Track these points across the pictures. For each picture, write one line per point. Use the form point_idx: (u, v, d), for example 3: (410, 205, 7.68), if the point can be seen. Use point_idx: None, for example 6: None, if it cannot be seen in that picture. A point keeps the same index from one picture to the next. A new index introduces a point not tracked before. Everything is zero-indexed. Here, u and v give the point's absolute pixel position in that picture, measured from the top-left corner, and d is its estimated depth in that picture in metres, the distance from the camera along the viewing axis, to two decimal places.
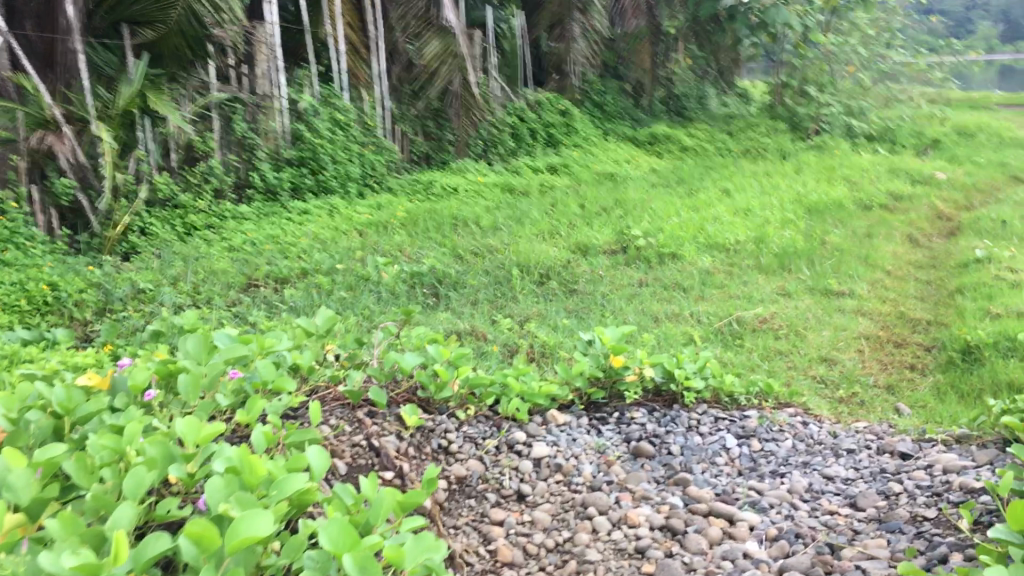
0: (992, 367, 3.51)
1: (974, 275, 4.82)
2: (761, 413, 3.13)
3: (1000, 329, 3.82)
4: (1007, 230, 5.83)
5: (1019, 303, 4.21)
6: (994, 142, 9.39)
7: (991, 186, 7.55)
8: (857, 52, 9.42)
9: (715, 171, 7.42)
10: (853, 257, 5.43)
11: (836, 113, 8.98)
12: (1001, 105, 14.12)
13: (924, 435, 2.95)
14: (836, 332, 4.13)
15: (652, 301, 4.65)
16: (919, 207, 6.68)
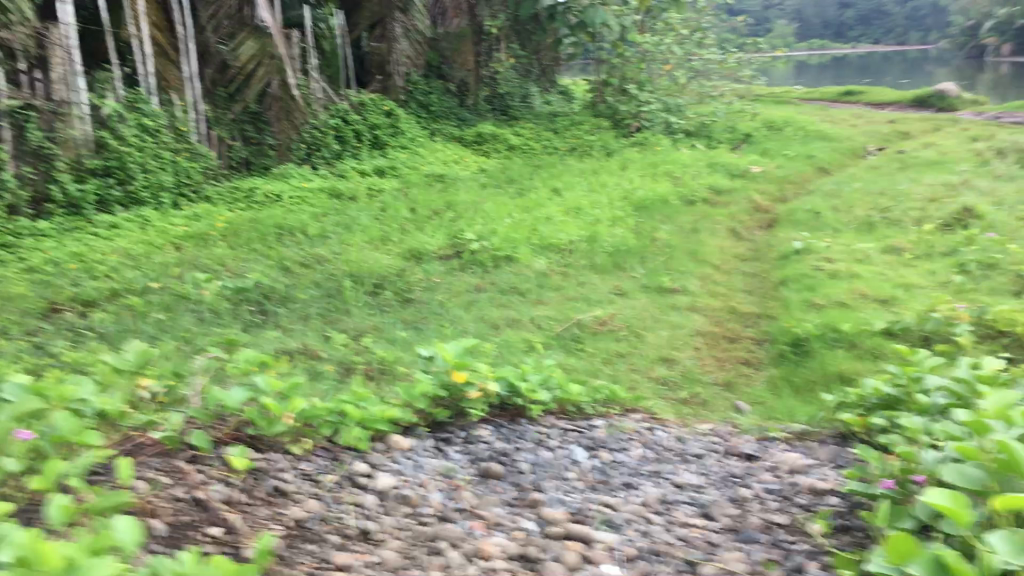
0: (821, 358, 3.60)
1: (795, 266, 4.99)
2: (608, 422, 3.08)
3: (825, 321, 3.93)
4: (819, 220, 6.09)
5: (839, 292, 4.37)
6: (800, 134, 9.88)
7: (801, 178, 7.91)
8: (672, 51, 9.69)
9: (544, 171, 7.42)
10: (682, 254, 5.52)
11: (656, 110, 9.23)
12: (802, 100, 14.97)
13: (765, 435, 2.97)
14: (672, 331, 4.16)
15: (490, 308, 4.55)
16: (739, 201, 6.91)
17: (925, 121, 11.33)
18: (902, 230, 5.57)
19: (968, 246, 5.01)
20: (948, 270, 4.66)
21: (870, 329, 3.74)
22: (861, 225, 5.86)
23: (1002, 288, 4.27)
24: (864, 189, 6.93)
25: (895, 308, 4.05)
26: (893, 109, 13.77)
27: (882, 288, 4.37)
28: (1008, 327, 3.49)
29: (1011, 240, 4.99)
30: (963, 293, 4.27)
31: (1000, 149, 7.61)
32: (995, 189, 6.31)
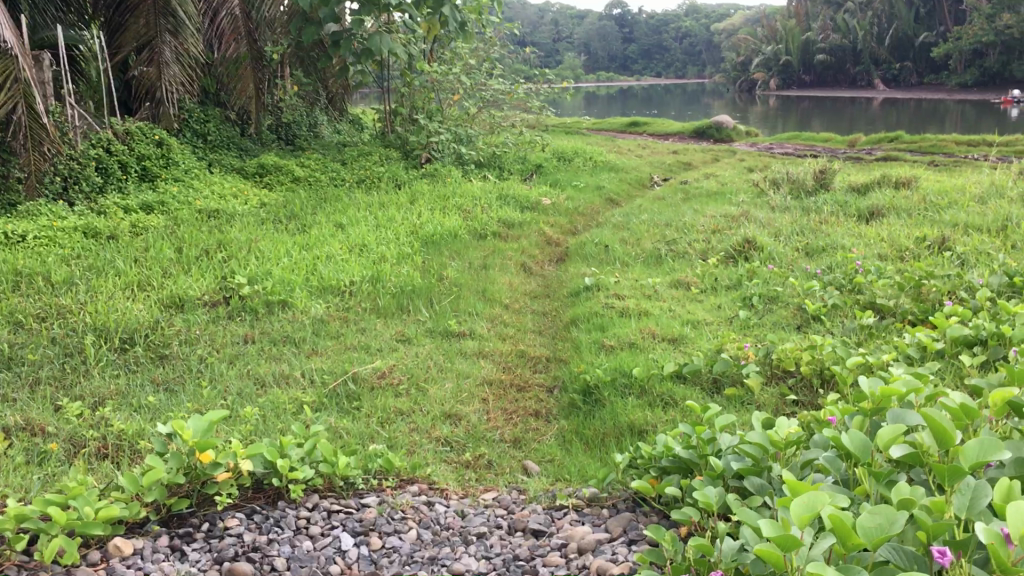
0: (612, 407, 3.37)
1: (586, 304, 4.81)
2: (380, 500, 2.70)
3: (616, 365, 3.73)
4: (608, 254, 5.99)
5: (629, 332, 4.20)
6: (590, 165, 9.93)
7: (591, 210, 7.87)
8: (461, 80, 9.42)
9: (327, 204, 6.98)
10: (471, 292, 5.24)
11: (445, 141, 8.86)
12: (591, 130, 15.29)
13: (555, 503, 2.69)
14: (458, 381, 3.84)
15: (257, 363, 4.06)
16: (529, 234, 6.76)
17: (705, 151, 11.74)
18: (689, 264, 5.55)
19: (752, 279, 5.02)
20: (733, 304, 4.62)
21: (660, 372, 3.57)
22: (650, 258, 5.81)
23: (784, 322, 4.26)
24: (652, 221, 6.94)
25: (685, 348, 3.92)
26: (675, 140, 14.26)
27: (672, 326, 4.25)
28: (794, 366, 3.41)
29: (790, 273, 5.05)
30: (749, 329, 4.22)
31: (775, 180, 7.87)
32: (773, 220, 6.45)
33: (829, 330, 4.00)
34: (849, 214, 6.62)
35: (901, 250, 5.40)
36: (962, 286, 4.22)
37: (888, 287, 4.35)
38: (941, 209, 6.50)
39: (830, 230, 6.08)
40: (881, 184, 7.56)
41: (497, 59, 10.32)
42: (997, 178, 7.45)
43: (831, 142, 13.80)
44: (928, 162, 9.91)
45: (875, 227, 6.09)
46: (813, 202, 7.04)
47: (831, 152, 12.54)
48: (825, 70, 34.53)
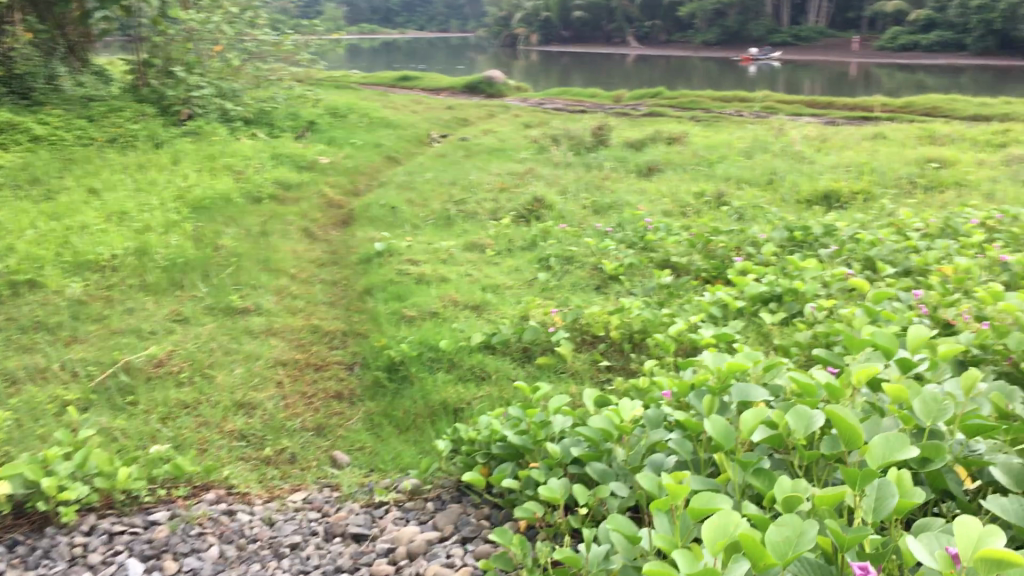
0: (421, 385, 3.16)
1: (379, 271, 4.55)
2: (172, 514, 2.36)
3: (420, 338, 3.50)
4: (396, 216, 5.74)
5: (429, 301, 3.98)
6: (365, 121, 9.56)
7: (371, 169, 7.56)
8: (222, 31, 8.63)
9: (76, 167, 6.22)
10: (251, 263, 4.82)
11: (208, 95, 8.26)
12: (361, 84, 14.82)
13: (373, 499, 2.45)
14: (248, 366, 3.48)
15: (4, 356, 3.49)
16: (308, 197, 6.37)
17: (480, 107, 11.65)
18: (480, 225, 5.41)
19: (546, 240, 4.95)
20: (530, 267, 4.52)
21: (468, 344, 3.39)
22: (440, 219, 5.61)
23: (583, 284, 4.20)
24: (436, 180, 6.74)
25: (489, 317, 3.76)
26: (448, 95, 14.10)
27: (472, 293, 4.08)
28: (604, 331, 3.33)
29: (583, 232, 5.03)
30: (550, 292, 4.13)
31: (555, 136, 7.89)
32: (558, 178, 6.43)
33: (629, 290, 3.98)
34: (629, 169, 6.72)
35: (683, 205, 5.52)
36: (747, 241, 4.34)
37: (680, 245, 4.40)
38: (713, 163, 6.74)
39: (614, 186, 6.15)
40: (655, 139, 7.76)
41: (260, 7, 9.63)
42: (758, 133, 7.85)
43: (598, 97, 14.15)
44: (690, 117, 10.34)
45: (656, 183, 6.21)
46: (594, 158, 7.11)
47: (599, 107, 12.85)
48: (583, 27, 35.57)
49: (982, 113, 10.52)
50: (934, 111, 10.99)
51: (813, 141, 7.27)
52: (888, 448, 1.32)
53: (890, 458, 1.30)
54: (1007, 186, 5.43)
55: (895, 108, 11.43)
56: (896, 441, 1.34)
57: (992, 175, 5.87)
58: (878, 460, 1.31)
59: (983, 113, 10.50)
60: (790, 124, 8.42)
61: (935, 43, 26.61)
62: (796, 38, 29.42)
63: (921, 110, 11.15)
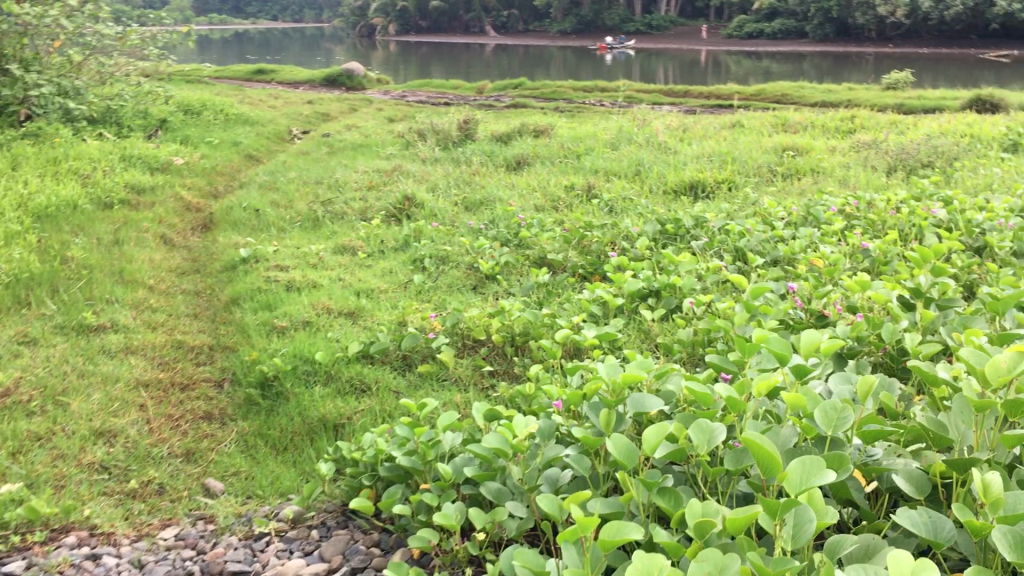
0: (297, 401, 3.01)
1: (245, 279, 4.34)
2: (28, 564, 2.15)
3: (292, 351, 3.34)
4: (260, 219, 5.49)
5: (301, 309, 3.81)
6: (220, 118, 9.16)
7: (230, 169, 7.25)
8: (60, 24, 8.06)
9: None
10: (105, 275, 4.51)
11: (48, 94, 7.66)
12: (213, 79, 14.26)
13: (253, 531, 2.30)
14: (107, 390, 3.23)
15: None
16: (163, 201, 6.03)
17: (341, 101, 11.37)
18: (350, 226, 5.25)
19: (418, 240, 4.84)
20: (404, 268, 4.41)
21: (345, 354, 3.25)
22: (307, 221, 5.41)
23: (458, 285, 4.12)
24: (300, 179, 6.51)
25: (365, 324, 3.63)
26: (306, 89, 13.73)
27: (345, 300, 3.94)
28: (485, 335, 3.27)
29: (456, 230, 4.94)
30: (426, 295, 4.03)
31: (421, 131, 7.76)
32: (427, 174, 6.32)
33: (507, 291, 3.92)
34: (497, 163, 6.67)
35: (554, 199, 5.51)
36: (620, 236, 4.35)
37: (555, 241, 4.38)
38: (580, 156, 6.77)
39: (483, 182, 6.09)
40: (521, 133, 7.75)
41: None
42: (622, 124, 7.94)
43: (460, 89, 14.07)
44: (552, 108, 10.40)
45: (526, 177, 6.18)
46: (462, 153, 7.03)
47: (462, 99, 12.79)
48: (440, 17, 35.40)
49: (828, 100, 11.01)
50: (784, 98, 11.43)
51: (676, 131, 7.41)
52: (806, 474, 1.26)
53: (806, 486, 1.25)
54: (859, 172, 5.67)
55: (748, 96, 11.84)
56: (812, 465, 1.28)
57: (844, 161, 6.12)
58: (796, 487, 1.25)
59: (829, 100, 11.00)
60: (652, 114, 8.57)
61: (778, 31, 27.79)
62: (649, 27, 30.15)
63: (772, 98, 11.59)
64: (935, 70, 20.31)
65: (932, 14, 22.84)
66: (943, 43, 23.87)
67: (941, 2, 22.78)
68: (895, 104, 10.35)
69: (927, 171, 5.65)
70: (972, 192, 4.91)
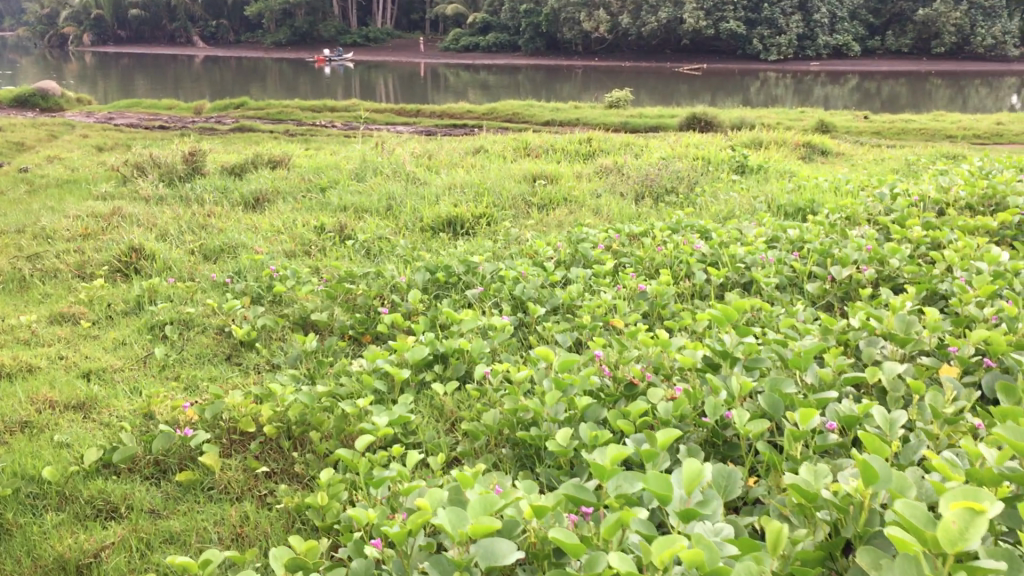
0: (21, 534, 2.41)
1: None
2: None
3: (9, 469, 2.70)
4: None
5: (15, 406, 3.13)
6: None
7: None
8: None
9: None
10: None
11: None
12: None
13: None
14: None
15: None
16: None
17: (38, 127, 10.10)
18: (66, 287, 4.51)
19: (154, 301, 4.24)
20: (141, 339, 3.81)
21: (80, 467, 2.68)
22: (11, 283, 4.59)
23: (209, 356, 3.61)
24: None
25: (101, 419, 3.04)
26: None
27: (72, 387, 3.30)
28: (254, 427, 2.83)
29: (197, 285, 4.38)
30: (172, 372, 3.48)
31: (138, 163, 6.95)
32: (153, 217, 5.63)
33: (270, 361, 3.48)
34: (234, 201, 6.09)
35: (305, 243, 5.08)
36: (387, 287, 4.03)
37: (317, 296, 3.97)
38: (323, 189, 6.35)
39: (221, 224, 5.51)
40: (255, 165, 7.18)
41: None
42: (365, 152, 7.59)
43: (176, 110, 13.02)
44: (283, 133, 9.81)
45: (268, 217, 5.67)
46: (191, 190, 6.35)
47: (181, 120, 11.84)
48: (143, 26, 33.10)
49: (557, 119, 11.27)
50: (515, 118, 11.59)
51: (421, 158, 7.19)
52: None
53: None
54: (610, 200, 5.72)
55: (480, 115, 11.89)
56: None
57: (593, 188, 6.16)
58: None
59: (558, 118, 11.27)
60: (393, 139, 8.29)
61: (493, 44, 28.47)
62: (366, 40, 29.90)
63: (504, 117, 11.71)
64: (641, 83, 21.60)
65: (632, 29, 24.34)
66: (643, 57, 25.55)
67: (638, 19, 24.36)
68: (619, 123, 10.79)
69: (672, 197, 5.79)
70: (719, 220, 5.07)
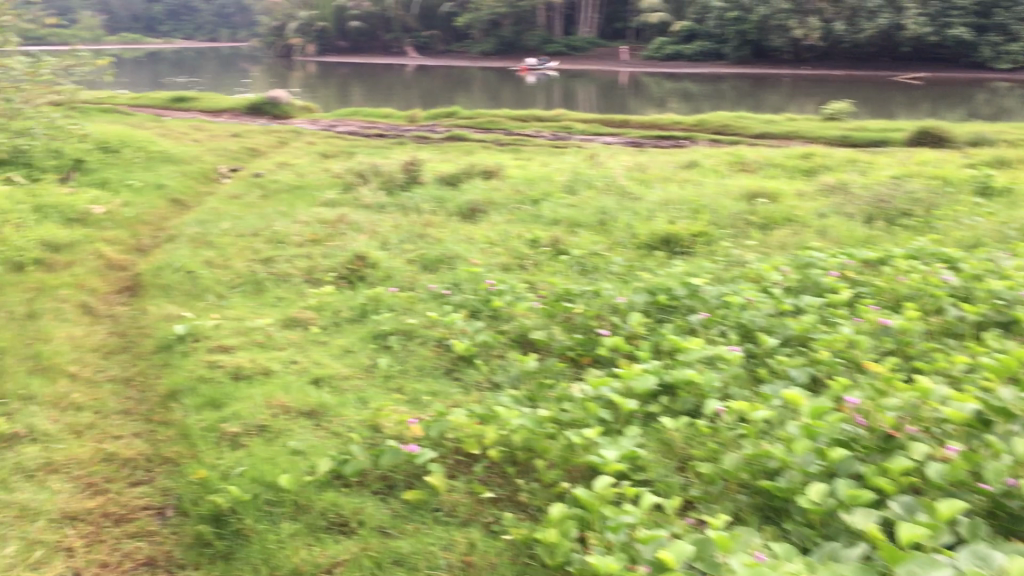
0: (261, 541, 2.49)
1: (184, 365, 3.75)
2: None
3: (250, 474, 2.80)
4: (193, 281, 4.89)
5: (254, 410, 3.26)
6: (142, 157, 8.16)
7: (155, 217, 6.47)
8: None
9: None
10: (18, 361, 3.79)
11: None
12: (128, 108, 13.40)
13: None
14: (22, 531, 2.61)
15: None
16: (83, 259, 5.25)
17: (270, 133, 10.76)
18: (296, 291, 4.71)
19: (377, 310, 4.34)
20: (366, 347, 3.90)
21: (313, 477, 2.75)
22: (248, 285, 4.84)
23: (430, 369, 3.63)
24: (235, 231, 5.91)
25: (331, 428, 3.11)
26: (228, 119, 12.99)
27: (305, 393, 3.40)
28: (479, 449, 2.80)
29: (417, 296, 4.45)
30: (396, 383, 3.53)
31: (361, 172, 7.22)
32: (375, 226, 5.80)
33: (490, 379, 3.46)
34: (450, 211, 6.20)
35: (520, 256, 5.07)
36: (607, 307, 3.93)
37: (535, 313, 3.94)
38: (536, 202, 6.35)
39: (439, 234, 5.61)
40: (470, 174, 7.29)
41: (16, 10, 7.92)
42: (577, 164, 7.55)
43: (392, 118, 13.52)
44: (494, 142, 9.96)
45: (483, 228, 5.72)
46: (409, 199, 6.51)
47: (397, 128, 12.30)
48: (360, 37, 34.87)
49: (770, 131, 10.85)
50: (725, 130, 11.25)
51: (634, 172, 7.06)
52: None
53: None
54: (836, 222, 5.38)
55: (689, 126, 11.63)
56: None
57: (818, 208, 5.82)
58: None
59: (771, 131, 10.85)
60: (605, 152, 8.22)
61: (698, 53, 27.92)
62: (570, 49, 30.12)
63: (714, 128, 11.40)
64: (856, 92, 20.50)
65: (846, 37, 23.18)
66: (858, 66, 24.28)
67: (854, 26, 23.21)
68: (836, 137, 10.23)
69: (907, 220, 5.37)
70: (965, 248, 4.64)
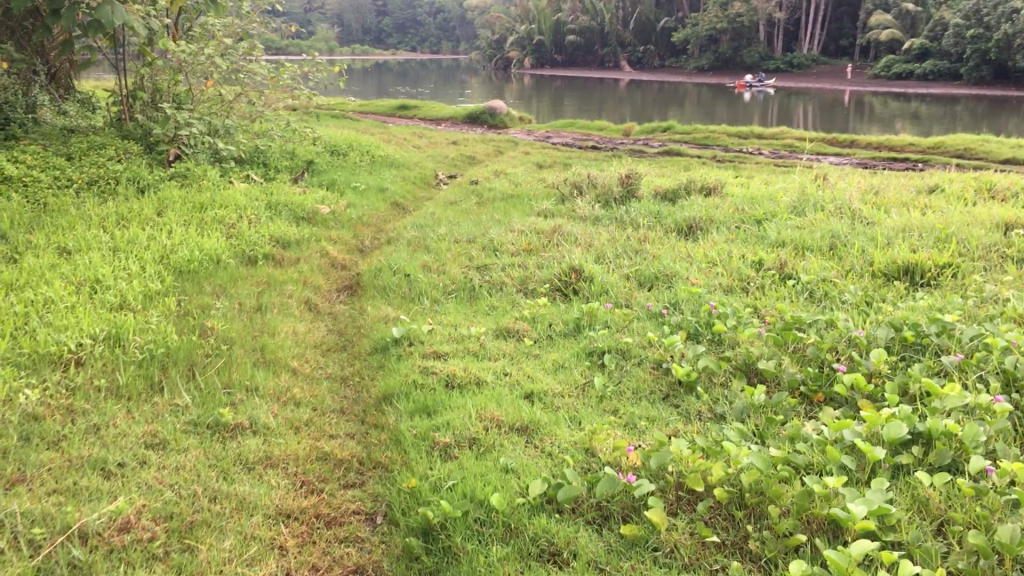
0: (470, 561, 2.37)
1: (398, 369, 3.73)
2: None
3: (461, 489, 2.69)
4: (410, 284, 4.93)
5: (465, 421, 3.18)
6: (366, 160, 8.44)
7: (377, 220, 6.64)
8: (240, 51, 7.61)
9: (37, 206, 5.20)
10: (245, 352, 3.90)
11: (198, 133, 6.88)
12: (356, 114, 14.03)
13: None
14: (239, 524, 2.61)
15: None
16: (309, 256, 5.43)
17: (486, 142, 10.91)
18: (510, 301, 4.64)
19: (592, 325, 4.18)
20: (580, 364, 3.75)
21: (525, 499, 2.61)
22: (462, 292, 4.81)
23: (646, 394, 3.42)
24: (451, 236, 5.94)
25: (543, 447, 2.97)
26: (447, 127, 13.34)
27: (518, 407, 3.29)
28: (703, 486, 2.57)
29: (633, 314, 4.25)
30: (610, 405, 3.35)
31: (577, 183, 7.12)
32: (590, 238, 5.66)
33: (713, 410, 3.21)
34: (668, 228, 5.97)
35: (743, 278, 4.77)
36: (844, 340, 3.58)
37: (763, 341, 3.65)
38: (760, 221, 6.00)
39: (656, 250, 5.40)
40: (689, 190, 7.02)
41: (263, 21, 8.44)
42: (804, 184, 7.11)
43: (606, 131, 13.41)
44: (713, 158, 9.63)
45: (702, 246, 5.45)
46: (625, 213, 6.33)
47: (612, 141, 12.19)
48: (576, 50, 35.15)
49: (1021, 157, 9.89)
50: (967, 153, 10.38)
51: (868, 195, 6.56)
52: None
53: None
54: None
55: (925, 149, 10.83)
56: None
57: None
58: None
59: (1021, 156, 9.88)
60: (834, 173, 7.71)
61: (932, 71, 26.10)
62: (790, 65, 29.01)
63: (954, 152, 10.54)
64: None
65: None
66: None
67: None
68: None
69: None
70: None
